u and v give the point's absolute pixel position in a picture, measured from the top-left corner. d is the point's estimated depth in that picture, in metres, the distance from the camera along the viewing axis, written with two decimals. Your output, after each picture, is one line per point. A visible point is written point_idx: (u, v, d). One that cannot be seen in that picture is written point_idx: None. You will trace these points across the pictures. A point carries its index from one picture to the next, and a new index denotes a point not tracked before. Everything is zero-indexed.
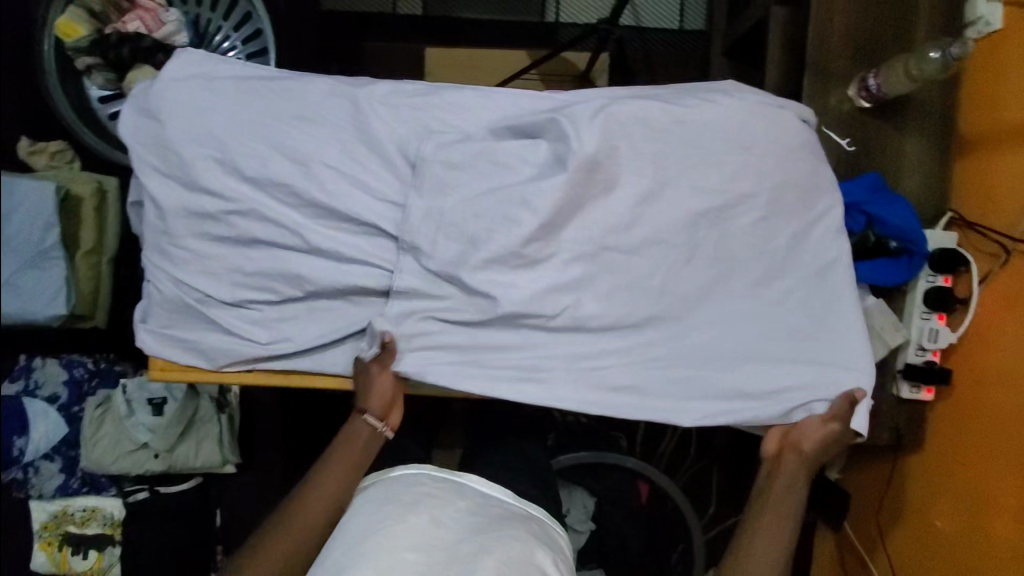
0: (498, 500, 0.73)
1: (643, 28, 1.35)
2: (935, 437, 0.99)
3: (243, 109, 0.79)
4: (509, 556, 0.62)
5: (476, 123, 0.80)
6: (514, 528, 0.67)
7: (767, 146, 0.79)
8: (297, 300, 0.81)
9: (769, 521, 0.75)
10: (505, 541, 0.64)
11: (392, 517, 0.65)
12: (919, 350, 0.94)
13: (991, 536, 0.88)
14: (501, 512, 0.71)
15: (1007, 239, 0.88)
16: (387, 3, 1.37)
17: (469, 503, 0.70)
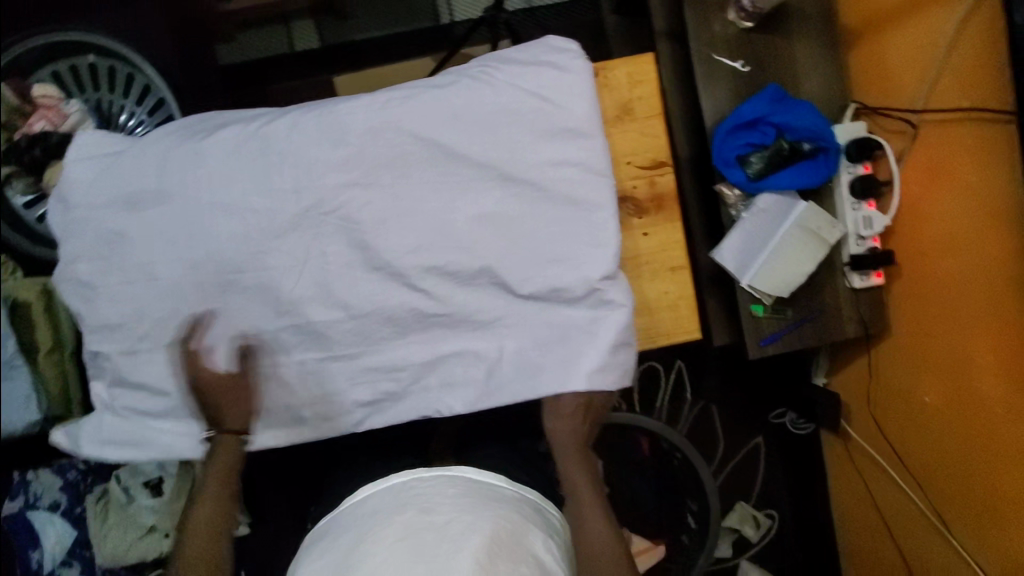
0: (493, 482, 0.74)
1: (534, 7, 1.38)
2: (899, 317, 1.03)
3: (120, 165, 0.73)
4: (501, 534, 0.64)
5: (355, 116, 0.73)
6: (502, 508, 0.68)
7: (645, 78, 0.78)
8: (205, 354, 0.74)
9: (586, 508, 0.73)
10: (491, 521, 0.66)
11: (380, 515, 0.66)
12: (860, 240, 0.97)
13: (976, 395, 0.91)
14: (494, 494, 0.71)
15: (912, 114, 0.92)
16: (284, 44, 1.40)
17: (461, 489, 0.70)
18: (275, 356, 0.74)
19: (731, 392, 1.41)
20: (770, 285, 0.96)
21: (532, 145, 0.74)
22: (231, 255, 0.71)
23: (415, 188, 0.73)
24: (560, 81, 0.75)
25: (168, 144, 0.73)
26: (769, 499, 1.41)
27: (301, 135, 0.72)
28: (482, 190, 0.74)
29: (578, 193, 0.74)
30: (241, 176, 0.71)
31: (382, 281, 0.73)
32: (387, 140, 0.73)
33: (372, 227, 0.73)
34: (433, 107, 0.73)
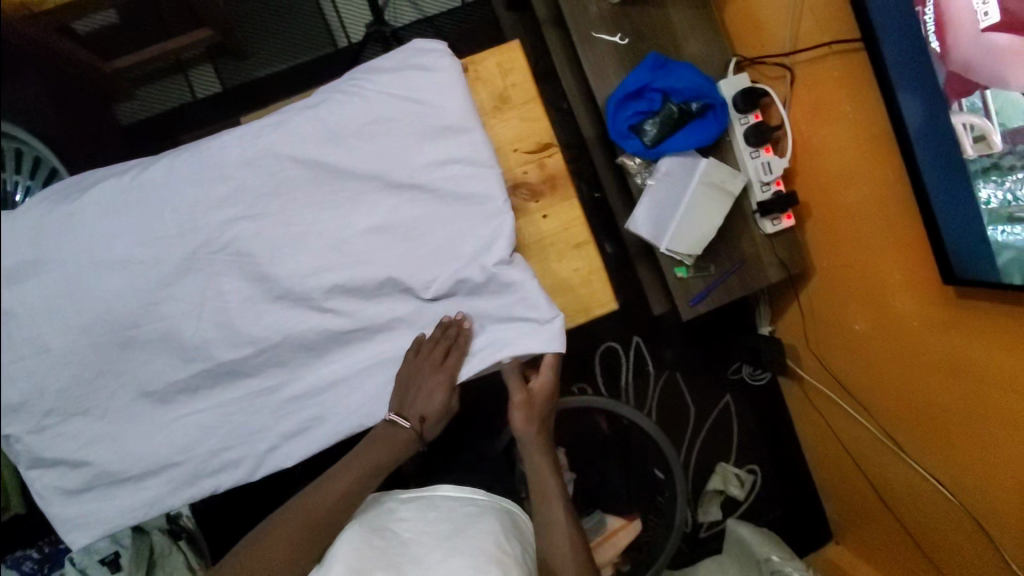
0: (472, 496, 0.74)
1: (428, 16, 1.40)
2: (817, 254, 1.05)
3: None
4: (483, 543, 0.63)
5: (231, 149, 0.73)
6: (483, 520, 0.67)
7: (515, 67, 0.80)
8: (120, 414, 0.72)
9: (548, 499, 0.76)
10: (475, 536, 0.64)
11: (362, 541, 0.64)
12: (764, 186, 1.00)
13: (898, 314, 0.94)
14: (472, 509, 0.70)
15: (785, 58, 0.95)
16: (185, 93, 1.39)
17: (441, 509, 0.69)
18: (195, 403, 0.73)
19: (692, 357, 1.40)
20: (688, 244, 0.97)
21: (412, 148, 0.75)
22: (127, 310, 0.70)
23: (304, 210, 0.73)
24: (429, 81, 0.75)
25: (40, 211, 0.71)
26: (748, 456, 1.41)
27: (181, 178, 0.72)
28: (373, 200, 0.74)
29: (465, 188, 0.75)
30: (123, 229, 0.70)
31: (289, 309, 0.73)
32: (268, 169, 0.73)
33: (267, 257, 0.72)
34: (307, 128, 0.73)
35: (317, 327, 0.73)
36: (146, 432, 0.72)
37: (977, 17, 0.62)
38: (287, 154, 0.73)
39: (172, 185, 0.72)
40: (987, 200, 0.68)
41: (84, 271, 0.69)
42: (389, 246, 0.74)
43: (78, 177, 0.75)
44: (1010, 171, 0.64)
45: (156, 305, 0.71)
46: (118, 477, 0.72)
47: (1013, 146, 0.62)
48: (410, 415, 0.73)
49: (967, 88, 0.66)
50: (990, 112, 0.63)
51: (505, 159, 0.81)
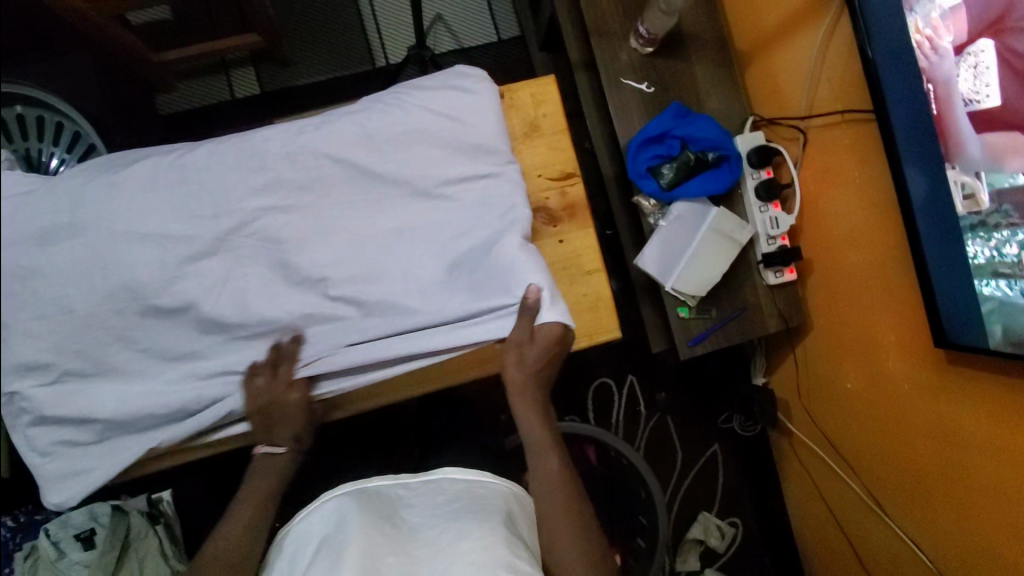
0: (481, 478, 0.72)
1: (466, 48, 1.47)
2: (815, 310, 1.09)
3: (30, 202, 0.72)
4: (492, 531, 0.62)
5: (273, 144, 0.77)
6: (494, 506, 0.67)
7: (546, 100, 0.86)
8: (129, 382, 0.73)
9: (545, 460, 0.74)
10: (485, 522, 0.63)
11: (372, 524, 0.63)
12: (770, 239, 1.04)
13: (889, 375, 0.97)
14: (481, 493, 0.69)
15: (800, 122, 1.01)
16: (225, 91, 1.45)
17: (448, 495, 0.69)
18: (202, 381, 0.74)
19: (684, 402, 1.42)
20: (693, 286, 1.01)
21: (444, 161, 0.79)
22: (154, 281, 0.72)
23: (335, 208, 0.77)
24: (465, 101, 0.80)
25: (85, 178, 0.74)
26: (732, 508, 1.41)
27: (222, 163, 0.76)
28: (398, 205, 0.78)
29: (487, 201, 0.79)
30: (163, 205, 0.74)
31: (307, 299, 0.76)
32: (304, 165, 0.77)
33: (294, 247, 0.76)
34: (348, 132, 0.78)
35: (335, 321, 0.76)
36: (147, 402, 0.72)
37: (972, 96, 0.67)
38: (325, 153, 0.77)
39: (210, 170, 0.75)
40: (974, 257, 0.72)
41: (112, 239, 0.72)
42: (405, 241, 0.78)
43: (124, 153, 0.79)
44: (994, 228, 0.68)
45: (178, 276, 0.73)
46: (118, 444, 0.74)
47: (1000, 205, 0.67)
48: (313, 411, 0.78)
49: (961, 157, 0.71)
50: (979, 174, 0.69)
51: (529, 184, 0.85)
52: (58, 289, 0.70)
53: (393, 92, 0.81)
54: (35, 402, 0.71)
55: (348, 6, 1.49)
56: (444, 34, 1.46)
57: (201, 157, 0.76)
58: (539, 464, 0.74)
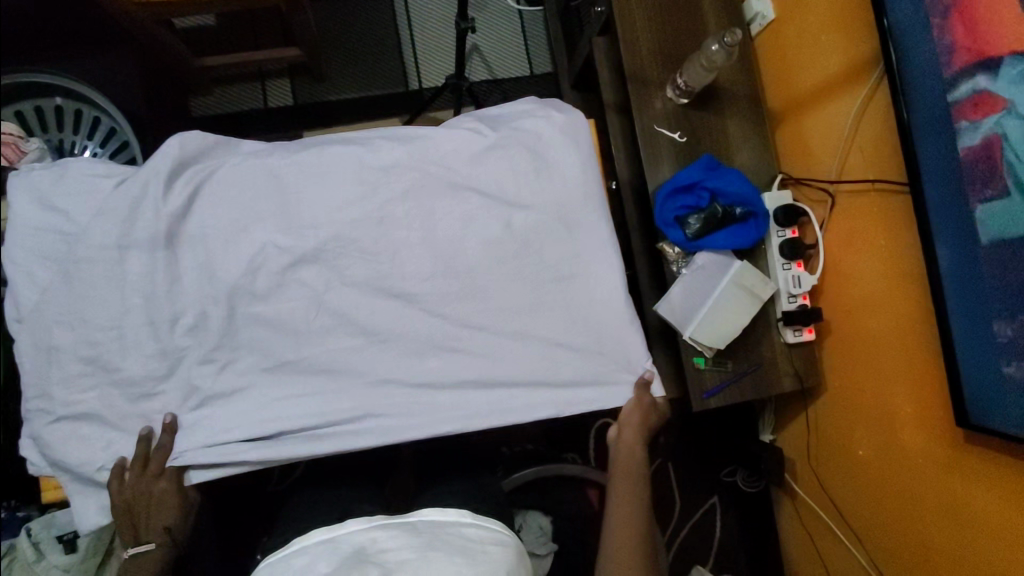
0: (455, 524, 0.69)
1: (499, 79, 1.50)
2: (830, 373, 1.08)
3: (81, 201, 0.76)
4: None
5: (316, 160, 0.78)
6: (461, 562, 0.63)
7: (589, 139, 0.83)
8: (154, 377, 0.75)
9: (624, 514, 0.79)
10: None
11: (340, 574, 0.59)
12: (791, 297, 1.04)
13: (904, 445, 0.95)
14: (455, 541, 0.66)
15: (829, 185, 1.02)
16: (258, 99, 1.47)
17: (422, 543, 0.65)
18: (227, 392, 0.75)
19: (686, 450, 1.41)
20: (713, 337, 1.00)
21: (486, 194, 0.80)
22: (201, 296, 0.75)
23: (366, 231, 0.77)
24: (547, 135, 0.82)
25: (151, 169, 0.75)
26: (727, 564, 1.39)
27: (273, 181, 0.77)
28: (434, 233, 0.79)
29: (564, 257, 0.80)
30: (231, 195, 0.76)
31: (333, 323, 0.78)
32: (345, 186, 0.78)
33: (329, 269, 0.77)
34: (388, 159, 0.79)
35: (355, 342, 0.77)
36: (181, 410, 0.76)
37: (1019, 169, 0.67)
38: (366, 172, 0.78)
39: (249, 183, 0.77)
40: (1004, 337, 0.72)
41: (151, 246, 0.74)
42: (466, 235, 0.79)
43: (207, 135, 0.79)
44: None
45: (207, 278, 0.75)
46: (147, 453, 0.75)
47: None
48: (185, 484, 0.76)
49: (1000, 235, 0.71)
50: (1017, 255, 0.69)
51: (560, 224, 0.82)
52: (112, 297, 0.74)
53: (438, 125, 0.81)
54: (78, 404, 0.75)
55: (388, 29, 1.52)
56: (479, 64, 1.49)
57: (244, 170, 0.77)
58: (615, 501, 0.81)
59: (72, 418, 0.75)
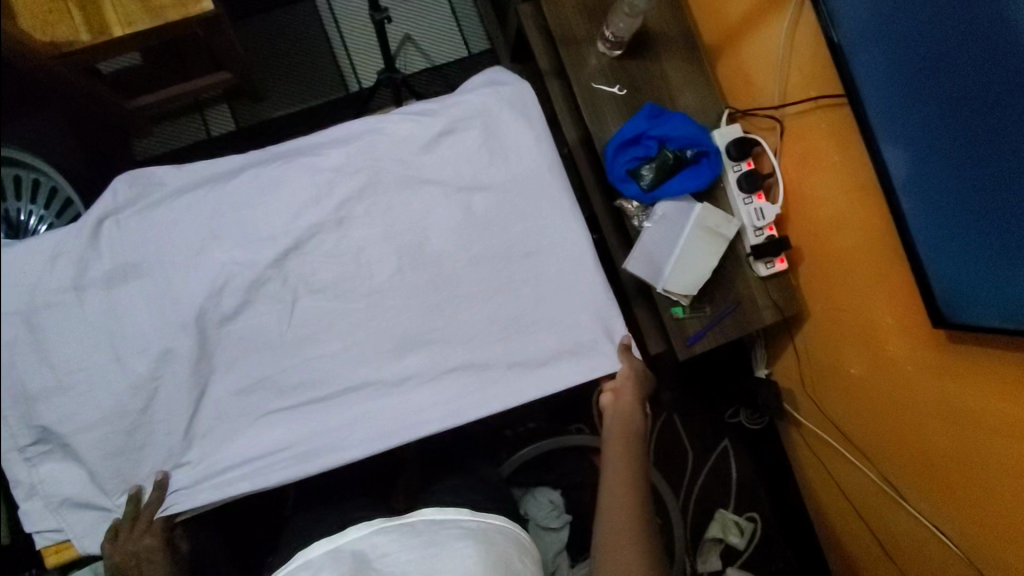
0: (454, 521, 0.70)
1: (438, 65, 1.47)
2: (810, 298, 1.08)
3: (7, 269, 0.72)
4: None
5: (255, 182, 0.77)
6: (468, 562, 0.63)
7: (520, 109, 0.82)
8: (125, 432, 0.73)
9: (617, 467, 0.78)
10: None
11: None
12: (757, 230, 1.03)
13: (892, 357, 0.96)
14: (453, 534, 0.68)
15: (775, 110, 1.00)
16: (200, 130, 1.44)
17: (421, 547, 0.66)
18: (212, 419, 0.75)
19: (689, 400, 1.41)
20: (686, 284, 1.00)
21: (441, 184, 0.80)
22: (163, 333, 0.74)
23: (318, 246, 0.78)
24: (471, 109, 0.81)
25: (88, 221, 0.74)
26: (747, 504, 1.40)
27: (221, 209, 0.76)
28: (385, 232, 0.79)
29: (531, 232, 0.81)
30: (181, 237, 0.75)
31: (308, 342, 0.77)
32: (289, 200, 0.77)
33: (292, 286, 0.77)
34: (325, 165, 0.78)
35: (331, 351, 0.78)
36: (172, 461, 0.74)
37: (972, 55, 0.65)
38: (306, 180, 0.78)
39: (187, 215, 0.76)
40: (972, 231, 0.71)
41: (99, 300, 0.73)
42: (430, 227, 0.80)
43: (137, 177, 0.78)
44: (990, 201, 0.68)
45: (160, 320, 0.74)
46: (139, 512, 0.73)
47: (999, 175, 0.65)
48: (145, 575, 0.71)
49: (954, 128, 0.69)
50: (976, 145, 0.68)
51: (517, 202, 0.81)
52: (67, 356, 0.72)
53: (366, 123, 0.80)
54: (60, 466, 0.74)
55: (316, 34, 1.49)
56: (414, 53, 1.46)
57: (184, 205, 0.76)
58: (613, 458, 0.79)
59: (59, 476, 0.74)
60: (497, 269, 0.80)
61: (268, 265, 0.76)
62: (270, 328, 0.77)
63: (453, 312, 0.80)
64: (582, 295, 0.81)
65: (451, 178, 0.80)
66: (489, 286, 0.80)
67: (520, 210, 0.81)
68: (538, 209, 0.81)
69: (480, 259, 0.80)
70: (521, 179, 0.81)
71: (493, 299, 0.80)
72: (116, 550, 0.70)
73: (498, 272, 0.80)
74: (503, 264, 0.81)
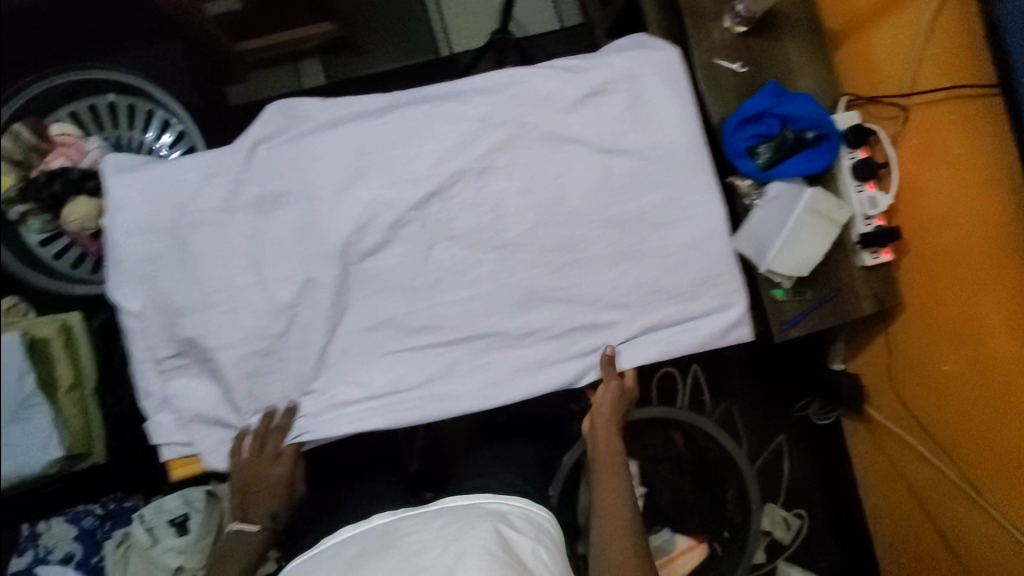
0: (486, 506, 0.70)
1: (533, 36, 1.46)
2: (908, 293, 1.07)
3: (165, 188, 0.74)
4: None
5: (400, 120, 0.77)
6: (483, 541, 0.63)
7: (667, 71, 0.81)
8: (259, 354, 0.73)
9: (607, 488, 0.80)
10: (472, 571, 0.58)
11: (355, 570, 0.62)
12: (866, 219, 1.03)
13: (994, 354, 0.95)
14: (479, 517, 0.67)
15: (901, 99, 1.00)
16: (293, 82, 1.46)
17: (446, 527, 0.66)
18: (342, 353, 0.75)
19: (748, 394, 1.44)
20: (794, 266, 1.00)
21: (583, 144, 0.79)
22: (303, 259, 0.74)
23: (457, 189, 0.78)
24: (619, 67, 0.80)
25: (241, 145, 0.76)
26: (795, 500, 1.43)
27: (368, 146, 0.77)
28: (524, 182, 0.78)
29: (667, 199, 0.80)
30: (329, 165, 0.76)
31: (440, 285, 0.77)
32: (434, 142, 0.77)
33: (428, 226, 0.77)
34: (471, 111, 0.78)
35: (462, 296, 0.77)
36: (301, 389, 0.75)
37: None
38: (452, 122, 0.78)
39: (334, 148, 0.76)
40: None
41: (246, 223, 0.74)
42: (569, 179, 0.79)
43: (283, 109, 0.78)
44: None
45: (303, 247, 0.74)
46: (268, 432, 0.73)
47: None
48: (259, 518, 0.78)
49: None
50: None
51: (657, 163, 0.80)
52: (211, 273, 0.72)
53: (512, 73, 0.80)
54: (192, 381, 0.73)
55: None
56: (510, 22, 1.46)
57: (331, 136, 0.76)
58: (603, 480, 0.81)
59: (192, 392, 0.73)
60: (633, 228, 0.79)
61: (408, 204, 0.76)
62: (408, 264, 0.77)
63: (586, 264, 0.79)
64: (715, 261, 0.80)
65: (593, 134, 0.80)
66: (623, 245, 0.79)
67: (660, 170, 0.80)
68: (678, 171, 0.80)
69: (618, 215, 0.79)
70: (664, 139, 0.80)
71: (626, 256, 0.79)
72: (247, 470, 0.73)
73: (632, 232, 0.79)
74: (638, 222, 0.79)
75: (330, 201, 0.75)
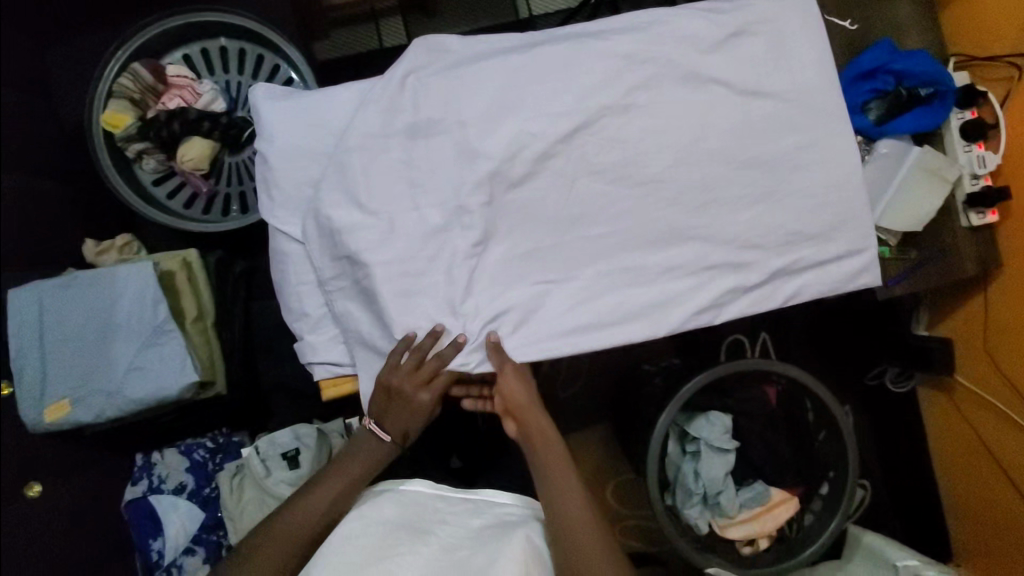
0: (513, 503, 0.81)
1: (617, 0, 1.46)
2: (1008, 257, 1.08)
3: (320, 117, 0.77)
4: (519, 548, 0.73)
5: (545, 56, 0.78)
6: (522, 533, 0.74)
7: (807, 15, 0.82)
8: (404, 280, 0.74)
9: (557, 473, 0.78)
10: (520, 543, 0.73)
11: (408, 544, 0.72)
12: (974, 179, 1.03)
13: None
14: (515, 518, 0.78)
15: (1018, 58, 0.99)
16: (373, 40, 1.44)
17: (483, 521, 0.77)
18: (484, 282, 0.76)
19: (814, 363, 1.45)
20: (903, 222, 1.01)
21: (723, 85, 0.80)
22: (452, 188, 0.75)
23: (600, 126, 0.78)
24: (760, 11, 0.81)
25: (393, 76, 0.77)
26: (862, 471, 1.43)
27: (516, 81, 0.77)
28: (664, 121, 0.79)
29: (803, 143, 0.80)
30: (477, 97, 0.77)
31: (580, 220, 0.78)
32: (579, 78, 0.78)
33: (570, 162, 0.78)
34: (615, 48, 0.79)
35: (600, 231, 0.79)
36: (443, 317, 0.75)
37: None
38: (596, 59, 0.79)
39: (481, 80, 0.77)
40: None
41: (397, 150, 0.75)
42: (709, 119, 0.80)
43: (429, 42, 0.79)
44: None
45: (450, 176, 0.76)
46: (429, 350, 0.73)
47: None
48: (392, 430, 0.80)
49: None
50: None
51: (793, 107, 0.81)
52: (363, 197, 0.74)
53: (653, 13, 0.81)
54: (345, 303, 0.76)
55: None
56: None
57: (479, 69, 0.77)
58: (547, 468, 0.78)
59: (348, 313, 0.76)
60: (769, 169, 0.80)
61: (553, 138, 0.77)
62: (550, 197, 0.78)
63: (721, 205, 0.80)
64: (846, 204, 0.81)
65: (733, 74, 0.80)
66: (758, 186, 0.80)
67: (795, 115, 0.80)
68: (814, 114, 0.80)
69: (755, 156, 0.80)
70: (802, 82, 0.81)
71: (762, 196, 0.80)
72: (404, 382, 0.74)
73: (767, 174, 0.80)
74: (774, 164, 0.80)
75: (477, 130, 0.76)
